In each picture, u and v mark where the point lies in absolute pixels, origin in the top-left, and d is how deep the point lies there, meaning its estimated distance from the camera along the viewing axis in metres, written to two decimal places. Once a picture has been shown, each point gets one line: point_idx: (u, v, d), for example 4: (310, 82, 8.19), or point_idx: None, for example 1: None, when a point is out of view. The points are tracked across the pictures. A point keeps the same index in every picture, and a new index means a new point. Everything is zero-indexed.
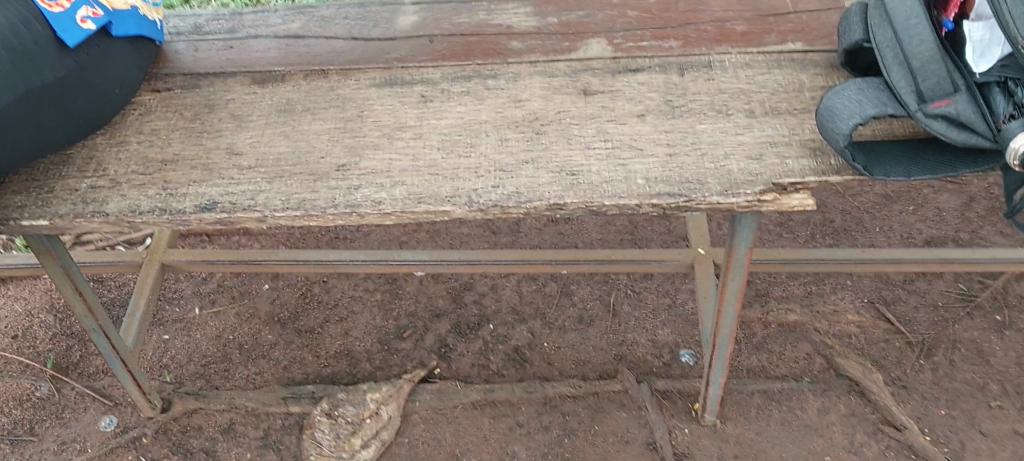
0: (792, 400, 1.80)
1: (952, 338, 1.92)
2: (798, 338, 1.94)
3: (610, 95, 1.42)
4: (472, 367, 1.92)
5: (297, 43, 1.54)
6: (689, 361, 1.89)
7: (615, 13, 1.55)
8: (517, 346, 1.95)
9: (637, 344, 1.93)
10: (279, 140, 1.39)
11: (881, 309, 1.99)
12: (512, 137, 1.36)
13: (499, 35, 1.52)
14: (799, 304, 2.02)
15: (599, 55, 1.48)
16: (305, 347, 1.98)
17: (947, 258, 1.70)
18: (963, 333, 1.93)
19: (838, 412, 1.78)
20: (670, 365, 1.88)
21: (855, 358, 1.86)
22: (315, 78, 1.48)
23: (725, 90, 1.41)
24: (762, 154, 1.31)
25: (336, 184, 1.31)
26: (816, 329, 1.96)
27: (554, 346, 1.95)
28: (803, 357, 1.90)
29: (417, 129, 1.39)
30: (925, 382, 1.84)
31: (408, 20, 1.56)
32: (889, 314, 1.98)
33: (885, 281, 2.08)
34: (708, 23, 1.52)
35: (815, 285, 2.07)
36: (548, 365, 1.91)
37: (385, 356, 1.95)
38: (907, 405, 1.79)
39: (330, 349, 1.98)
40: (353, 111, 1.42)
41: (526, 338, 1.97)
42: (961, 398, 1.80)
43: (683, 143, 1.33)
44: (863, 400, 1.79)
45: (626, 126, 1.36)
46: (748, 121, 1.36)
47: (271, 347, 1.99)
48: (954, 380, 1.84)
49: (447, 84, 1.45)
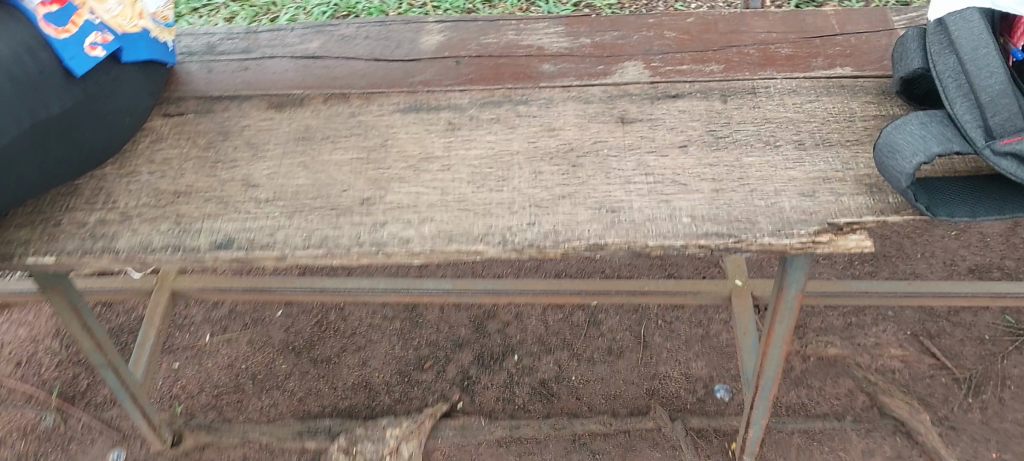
0: (833, 439, 1.77)
1: (1002, 374, 1.87)
2: (839, 373, 1.90)
3: (649, 123, 1.34)
4: (496, 401, 1.85)
5: (316, 64, 1.46)
6: (724, 396, 1.82)
7: (651, 36, 1.46)
8: (545, 379, 1.88)
9: (669, 377, 1.86)
10: (300, 171, 1.31)
11: (925, 342, 1.94)
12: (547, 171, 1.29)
13: (530, 57, 1.44)
14: (837, 337, 1.95)
15: (635, 80, 1.40)
16: (321, 378, 1.92)
17: (997, 292, 1.63)
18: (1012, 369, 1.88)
19: (884, 455, 1.74)
20: (704, 401, 1.81)
21: (900, 395, 1.81)
22: (337, 103, 1.40)
23: (771, 120, 1.33)
24: (816, 189, 1.23)
25: (360, 219, 1.24)
26: (857, 362, 1.92)
27: (582, 379, 1.87)
28: (844, 394, 1.85)
29: (446, 160, 1.31)
30: (975, 422, 1.80)
31: (434, 41, 1.48)
32: (933, 346, 1.93)
33: (927, 312, 2.00)
34: (750, 45, 1.44)
35: (855, 315, 2.00)
36: (577, 400, 1.83)
37: (406, 389, 1.88)
38: (957, 448, 1.75)
39: (348, 380, 1.91)
40: (379, 141, 1.35)
41: (553, 371, 1.89)
42: (1013, 439, 1.76)
43: (730, 177, 1.25)
44: (909, 441, 1.75)
45: (668, 159, 1.29)
46: (797, 154, 1.28)
47: (286, 377, 1.92)
48: (1005, 420, 1.80)
49: (475, 110, 1.38)
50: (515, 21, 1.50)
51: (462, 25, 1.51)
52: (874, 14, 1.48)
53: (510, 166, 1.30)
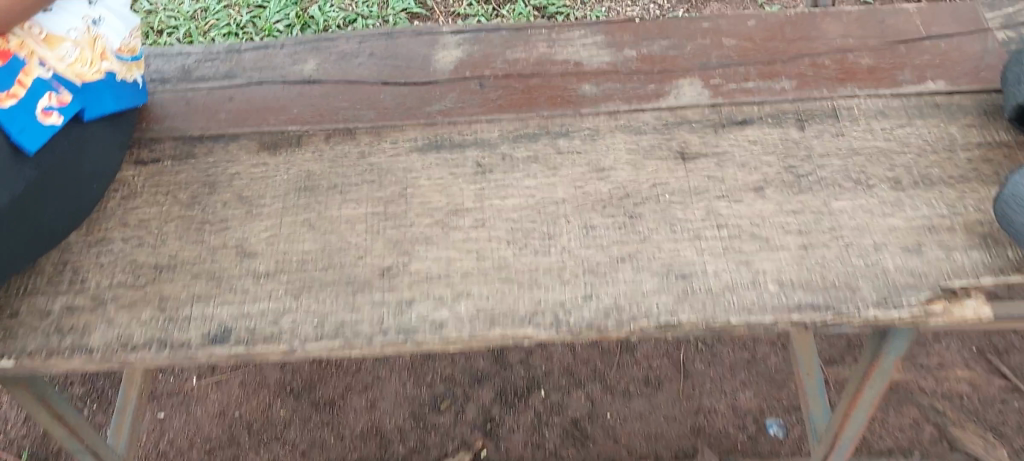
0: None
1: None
2: (902, 401, 1.76)
3: (715, 159, 1.13)
4: (524, 447, 1.74)
5: (314, 90, 1.23)
6: (777, 433, 1.73)
7: (706, 45, 1.25)
8: (576, 419, 1.77)
9: (715, 412, 1.76)
10: (306, 232, 1.09)
11: (995, 361, 1.80)
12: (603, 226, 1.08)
13: (566, 75, 1.23)
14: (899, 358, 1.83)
15: (694, 103, 1.19)
16: (326, 426, 1.79)
17: None
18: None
19: None
20: (756, 438, 1.72)
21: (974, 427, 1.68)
22: (342, 141, 1.18)
23: (859, 151, 1.13)
24: (921, 241, 1.04)
25: (380, 295, 1.03)
26: (919, 386, 1.79)
27: (619, 417, 1.77)
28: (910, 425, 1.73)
29: (478, 214, 1.10)
30: None
31: (451, 60, 1.25)
32: (1004, 366, 1.79)
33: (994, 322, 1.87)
34: (823, 53, 1.23)
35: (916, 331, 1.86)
36: (614, 443, 1.73)
37: (421, 434, 1.77)
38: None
39: (355, 427, 1.79)
40: (397, 189, 1.13)
41: (586, 409, 1.78)
42: None
43: (818, 229, 1.06)
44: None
45: (745, 207, 1.09)
46: (895, 196, 1.08)
47: (285, 427, 1.80)
48: None
49: (508, 148, 1.17)
50: (546, 29, 1.28)
51: (483, 35, 1.28)
52: (963, 8, 1.27)
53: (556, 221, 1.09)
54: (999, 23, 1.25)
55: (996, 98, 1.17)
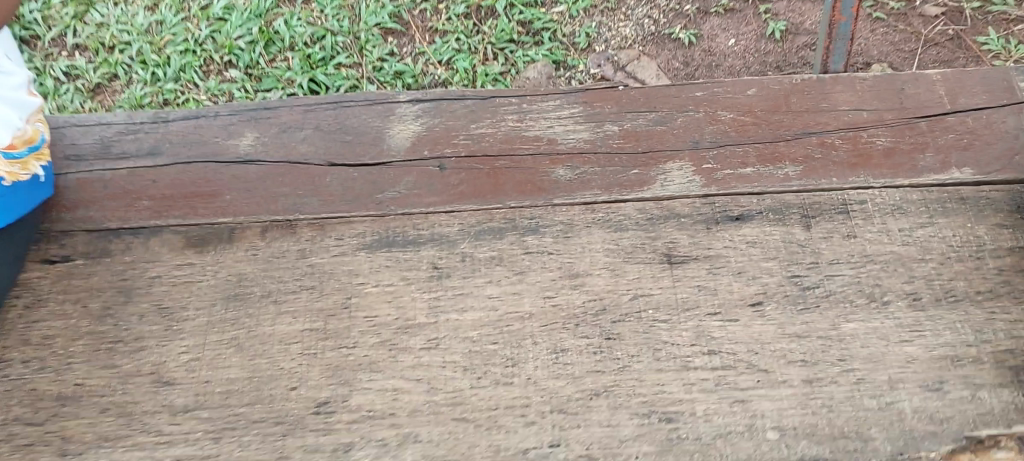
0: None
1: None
2: None
3: (707, 264, 0.98)
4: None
5: (249, 173, 1.07)
6: None
7: (700, 118, 1.08)
8: None
9: None
10: (232, 354, 0.96)
11: None
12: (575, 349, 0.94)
13: (537, 156, 1.07)
14: None
15: (683, 193, 1.03)
16: None
17: None
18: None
19: None
20: None
21: None
22: (279, 236, 1.03)
23: (873, 257, 0.97)
24: (945, 376, 0.89)
25: (314, 438, 0.89)
26: None
27: None
28: None
29: (431, 331, 0.96)
30: None
31: (408, 136, 1.09)
32: None
33: None
34: (833, 131, 1.07)
35: None
36: None
37: None
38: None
39: None
40: (340, 299, 0.98)
41: None
42: None
43: (824, 359, 0.91)
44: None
45: (741, 330, 0.94)
46: (913, 317, 0.93)
47: None
48: None
49: (469, 247, 1.01)
50: (515, 97, 1.11)
51: (445, 104, 1.11)
52: (995, 74, 1.10)
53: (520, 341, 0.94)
54: None
55: None
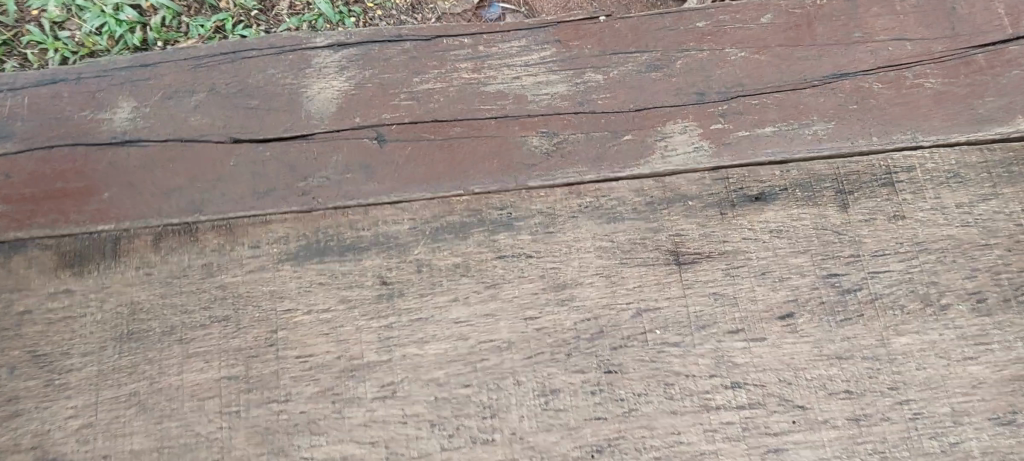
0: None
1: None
2: None
3: (724, 264, 0.79)
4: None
5: (129, 158, 0.83)
6: None
7: (704, 61, 0.86)
8: None
9: None
10: (132, 416, 0.75)
11: None
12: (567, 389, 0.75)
13: (503, 119, 0.84)
14: None
15: (689, 166, 0.82)
16: None
17: None
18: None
19: None
20: None
21: None
22: (178, 246, 0.81)
23: (926, 246, 0.79)
24: (1016, 404, 0.75)
25: None
26: None
27: None
28: None
29: (384, 373, 0.76)
30: None
31: (332, 99, 0.85)
32: None
33: None
34: (868, 71, 0.85)
35: None
36: None
37: None
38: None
39: None
40: (264, 334, 0.77)
41: None
42: None
43: (873, 389, 0.75)
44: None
45: (770, 354, 0.76)
46: (977, 326, 0.77)
47: None
48: None
49: (424, 252, 0.80)
50: (467, 37, 0.86)
51: (377, 50, 0.86)
52: None
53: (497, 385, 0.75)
54: None
55: None
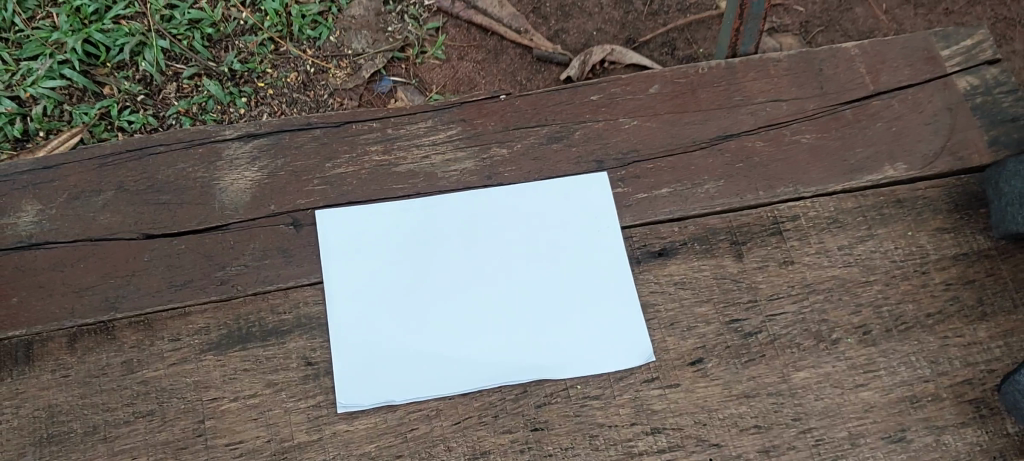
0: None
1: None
2: None
3: (552, 286, 0.85)
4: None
5: (38, 260, 0.82)
6: None
7: (602, 130, 0.92)
8: None
9: None
10: None
11: None
12: (502, 234, 0.87)
13: (376, 198, 0.87)
14: None
15: (552, 217, 0.88)
16: None
17: None
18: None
19: None
20: None
21: None
22: (95, 345, 0.80)
23: (815, 287, 0.86)
24: (904, 422, 0.82)
25: None
26: None
27: None
28: None
29: (317, 451, 0.77)
30: None
31: (243, 188, 0.86)
32: None
33: None
34: (751, 131, 0.93)
35: None
36: None
37: None
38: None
39: None
40: (191, 425, 0.78)
41: None
42: None
43: (779, 421, 0.81)
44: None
45: (685, 398, 0.81)
46: (865, 356, 0.84)
47: None
48: None
49: (310, 307, 0.83)
50: (376, 121, 0.90)
51: (287, 138, 0.88)
52: (915, 42, 0.99)
53: (467, 284, 0.84)
54: (959, 64, 0.98)
55: (968, 181, 0.92)
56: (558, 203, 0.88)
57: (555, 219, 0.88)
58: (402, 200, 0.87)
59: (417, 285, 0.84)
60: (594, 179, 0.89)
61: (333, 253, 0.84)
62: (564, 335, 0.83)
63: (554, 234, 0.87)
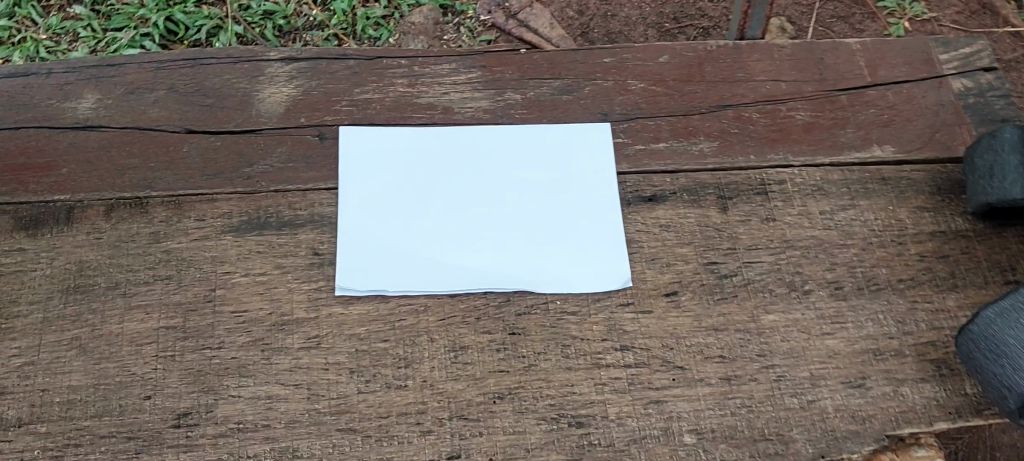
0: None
1: (991, 445, 1.46)
2: None
3: (546, 214, 0.92)
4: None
5: (90, 141, 0.92)
6: None
7: (610, 89, 0.99)
8: None
9: None
10: (73, 357, 0.81)
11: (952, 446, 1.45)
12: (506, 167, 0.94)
13: (396, 123, 0.96)
14: None
15: (554, 156, 0.96)
16: None
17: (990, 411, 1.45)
18: (1004, 437, 1.47)
19: None
20: None
21: None
22: (128, 216, 0.88)
23: (793, 243, 0.91)
24: (866, 371, 0.85)
25: (174, 456, 0.77)
26: None
27: None
28: None
29: (311, 328, 0.84)
30: None
31: (278, 101, 0.96)
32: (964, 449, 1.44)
33: None
34: (749, 104, 0.99)
35: None
36: None
37: None
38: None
39: None
40: (202, 292, 0.85)
41: None
42: None
43: (743, 355, 0.85)
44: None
45: (656, 323, 0.86)
46: (834, 308, 0.88)
47: None
48: None
49: (323, 208, 0.90)
50: (405, 58, 0.99)
51: (324, 64, 0.98)
52: (915, 45, 1.05)
53: (468, 203, 0.92)
54: (957, 67, 1.04)
55: (953, 170, 0.97)
56: (561, 146, 0.96)
57: (556, 159, 0.95)
58: (418, 126, 0.96)
59: (422, 199, 0.92)
60: (596, 127, 0.97)
61: (351, 166, 0.93)
62: (551, 255, 0.90)
63: (553, 171, 0.95)
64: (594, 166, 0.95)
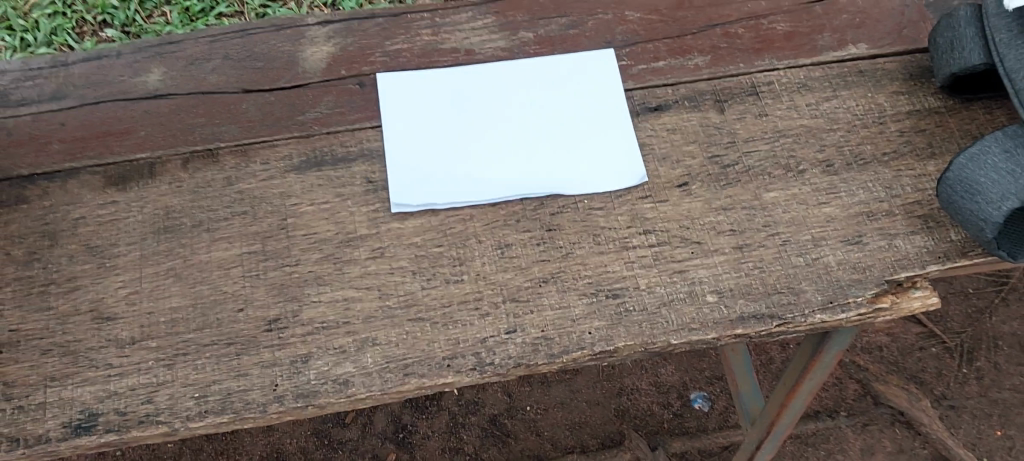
0: (829, 441, 1.69)
1: (992, 334, 1.79)
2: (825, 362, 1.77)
3: (566, 130, 1.06)
4: (443, 453, 1.67)
5: (162, 107, 1.05)
6: (704, 407, 1.75)
7: (610, 21, 1.13)
8: (494, 416, 1.71)
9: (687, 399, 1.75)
10: (171, 284, 0.94)
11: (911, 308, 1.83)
12: (528, 97, 1.08)
13: (425, 67, 1.09)
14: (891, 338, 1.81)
15: (567, 81, 1.09)
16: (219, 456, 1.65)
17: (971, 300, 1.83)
18: (1004, 327, 1.80)
19: (885, 451, 1.69)
20: (684, 415, 1.73)
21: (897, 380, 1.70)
22: (202, 166, 1.01)
23: (786, 132, 1.03)
24: (862, 230, 0.96)
25: (270, 354, 0.89)
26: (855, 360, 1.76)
27: (539, 408, 1.72)
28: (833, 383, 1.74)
29: (375, 241, 0.96)
30: (972, 396, 1.74)
31: (320, 58, 1.09)
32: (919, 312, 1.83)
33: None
34: (734, 21, 1.13)
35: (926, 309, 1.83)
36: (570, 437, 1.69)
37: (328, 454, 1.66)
38: (960, 431, 1.71)
39: (252, 453, 1.65)
40: (276, 221, 0.98)
41: (503, 404, 1.73)
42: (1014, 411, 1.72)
43: (751, 227, 0.97)
44: (910, 431, 1.71)
45: (672, 208, 0.98)
46: (828, 182, 1.00)
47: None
48: (1003, 389, 1.74)
49: (372, 144, 1.03)
50: (426, 12, 1.13)
51: (356, 23, 1.12)
52: None
53: (496, 128, 1.05)
54: None
55: (921, 58, 1.10)
56: (571, 72, 1.10)
57: (568, 84, 1.09)
58: (445, 69, 1.09)
59: (456, 127, 1.05)
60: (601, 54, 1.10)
61: (391, 103, 1.06)
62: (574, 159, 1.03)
63: (567, 94, 1.08)
64: (602, 84, 1.08)
